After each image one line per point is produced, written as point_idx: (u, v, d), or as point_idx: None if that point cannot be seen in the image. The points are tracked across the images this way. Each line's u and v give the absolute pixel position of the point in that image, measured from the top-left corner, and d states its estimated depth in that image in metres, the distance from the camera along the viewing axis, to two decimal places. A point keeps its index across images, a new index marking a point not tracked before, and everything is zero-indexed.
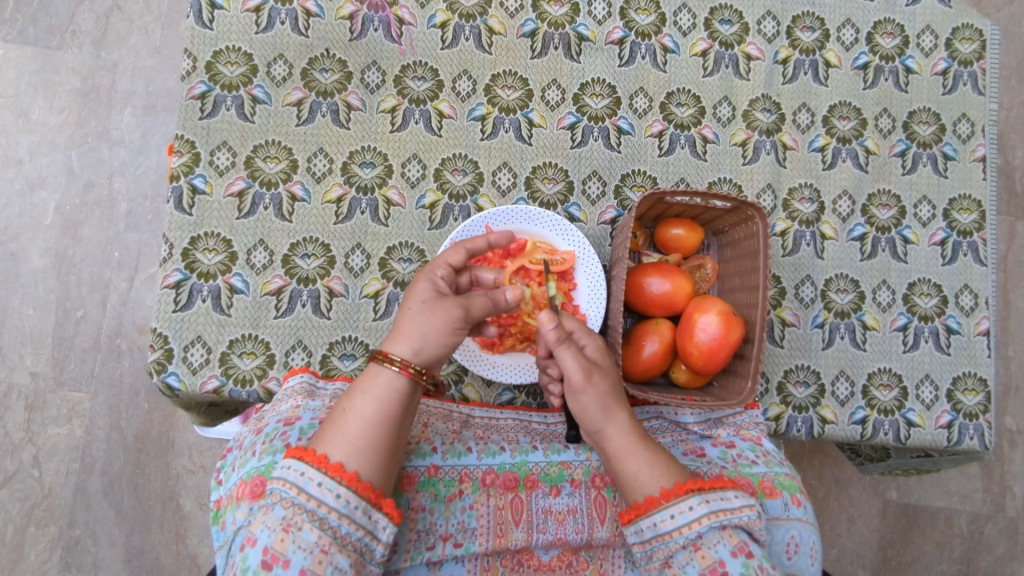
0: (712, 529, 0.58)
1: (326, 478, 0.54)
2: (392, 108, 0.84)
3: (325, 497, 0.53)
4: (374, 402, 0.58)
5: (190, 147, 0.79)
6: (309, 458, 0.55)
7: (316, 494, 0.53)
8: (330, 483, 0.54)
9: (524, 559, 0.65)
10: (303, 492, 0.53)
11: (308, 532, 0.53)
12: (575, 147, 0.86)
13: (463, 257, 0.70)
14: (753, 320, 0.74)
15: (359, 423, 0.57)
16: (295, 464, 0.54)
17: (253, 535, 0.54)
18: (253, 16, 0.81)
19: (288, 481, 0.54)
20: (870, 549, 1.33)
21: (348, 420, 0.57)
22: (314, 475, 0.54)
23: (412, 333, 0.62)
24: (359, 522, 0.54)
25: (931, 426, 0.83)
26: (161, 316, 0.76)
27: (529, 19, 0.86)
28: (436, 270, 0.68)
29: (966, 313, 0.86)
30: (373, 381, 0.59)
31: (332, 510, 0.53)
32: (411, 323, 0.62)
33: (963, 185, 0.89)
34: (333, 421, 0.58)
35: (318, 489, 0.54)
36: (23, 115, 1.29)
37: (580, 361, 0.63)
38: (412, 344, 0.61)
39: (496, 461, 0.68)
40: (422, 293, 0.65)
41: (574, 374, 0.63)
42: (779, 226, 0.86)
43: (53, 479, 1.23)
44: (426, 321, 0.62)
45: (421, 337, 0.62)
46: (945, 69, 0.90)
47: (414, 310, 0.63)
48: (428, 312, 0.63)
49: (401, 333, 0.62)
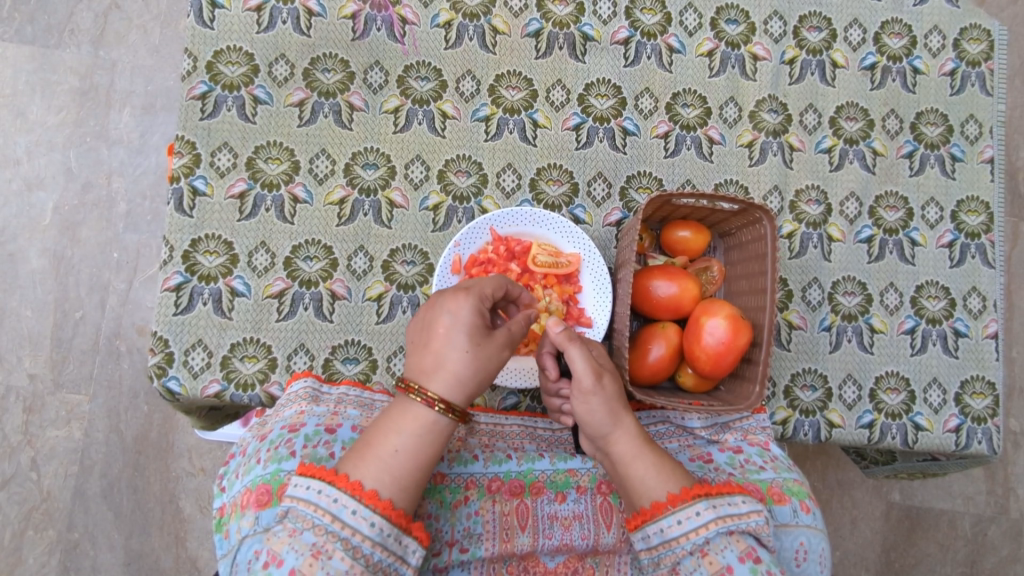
0: (719, 534, 0.57)
1: (361, 506, 0.53)
2: (396, 108, 0.83)
3: (360, 525, 0.53)
4: (422, 441, 0.57)
5: (191, 148, 0.77)
6: (343, 484, 0.53)
7: (351, 522, 0.53)
8: (365, 511, 0.53)
9: (529, 566, 0.64)
10: (337, 519, 0.53)
11: (338, 560, 0.52)
12: (580, 148, 0.85)
13: (502, 288, 0.65)
14: (760, 323, 0.73)
15: (403, 460, 0.56)
16: (327, 489, 0.53)
17: (277, 556, 0.53)
18: (254, 15, 0.80)
19: (321, 506, 0.53)
20: (873, 551, 1.32)
21: (393, 456, 0.56)
22: (348, 502, 0.53)
23: (465, 378, 0.59)
24: (391, 548, 0.54)
25: (939, 430, 0.82)
26: (161, 318, 0.75)
27: (533, 18, 0.85)
28: (481, 296, 0.62)
29: (975, 316, 0.85)
30: (423, 421, 0.57)
31: (366, 538, 0.53)
32: (463, 366, 0.59)
33: (970, 186, 0.88)
34: (371, 450, 0.56)
35: (353, 517, 0.53)
36: (21, 115, 1.27)
37: (591, 363, 0.63)
38: (466, 391, 0.59)
39: (502, 468, 0.67)
40: (472, 329, 0.60)
41: (584, 375, 0.62)
42: (786, 228, 0.85)
43: (52, 481, 1.22)
44: (480, 368, 0.60)
45: (475, 382, 0.60)
46: (953, 70, 0.90)
47: (467, 352, 0.59)
48: (483, 358, 0.60)
49: (453, 375, 0.59)
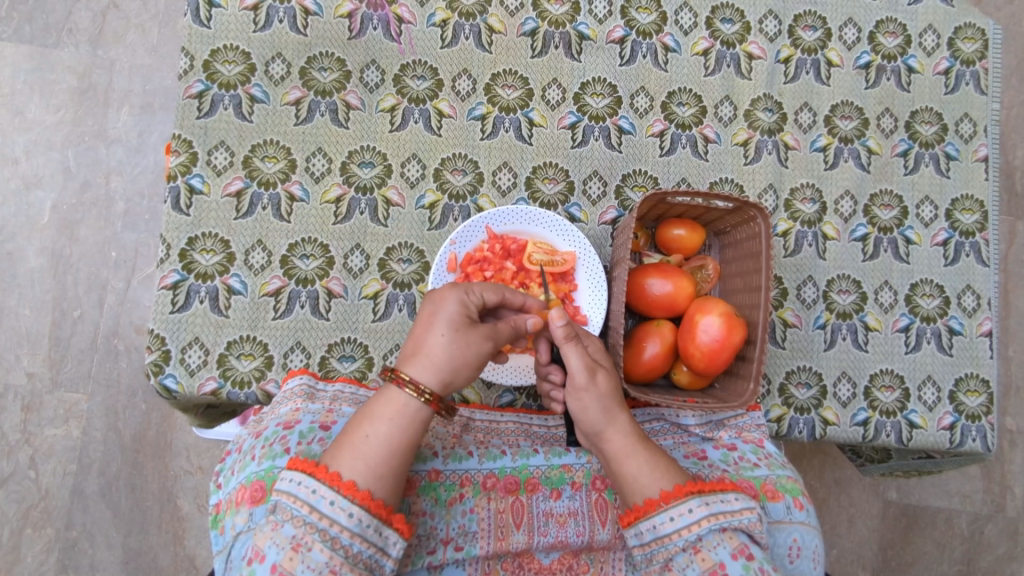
0: (712, 531, 0.58)
1: (338, 496, 0.53)
2: (392, 107, 0.83)
3: (339, 516, 0.53)
4: (400, 430, 0.57)
5: (188, 147, 0.78)
6: (321, 476, 0.54)
7: (329, 513, 0.53)
8: (342, 501, 0.53)
9: (524, 563, 0.65)
10: (315, 510, 0.53)
11: (318, 552, 0.52)
12: (576, 147, 0.85)
13: (496, 294, 0.66)
14: (755, 321, 0.73)
15: (380, 450, 0.56)
16: (306, 481, 0.53)
17: (260, 551, 0.53)
18: (251, 15, 0.81)
19: (299, 498, 0.53)
20: (870, 549, 1.33)
21: (370, 446, 0.56)
22: (325, 493, 0.53)
23: (441, 363, 0.60)
24: (371, 539, 0.54)
25: (933, 428, 0.82)
26: (158, 316, 0.75)
27: (529, 18, 0.86)
28: (466, 289, 0.65)
29: (969, 314, 0.86)
30: (402, 410, 0.57)
31: (344, 529, 0.53)
32: (440, 351, 0.60)
33: (965, 185, 0.88)
34: (350, 441, 0.56)
35: (331, 507, 0.53)
36: (19, 114, 1.28)
37: (585, 360, 0.64)
38: (442, 376, 0.60)
39: (497, 465, 0.67)
40: (453, 318, 0.62)
41: (577, 373, 0.63)
42: (780, 226, 0.86)
43: (50, 480, 1.22)
44: (457, 355, 0.60)
45: (450, 368, 0.60)
46: (947, 69, 0.90)
47: (445, 337, 0.60)
48: (460, 344, 0.61)
49: (431, 360, 0.60)
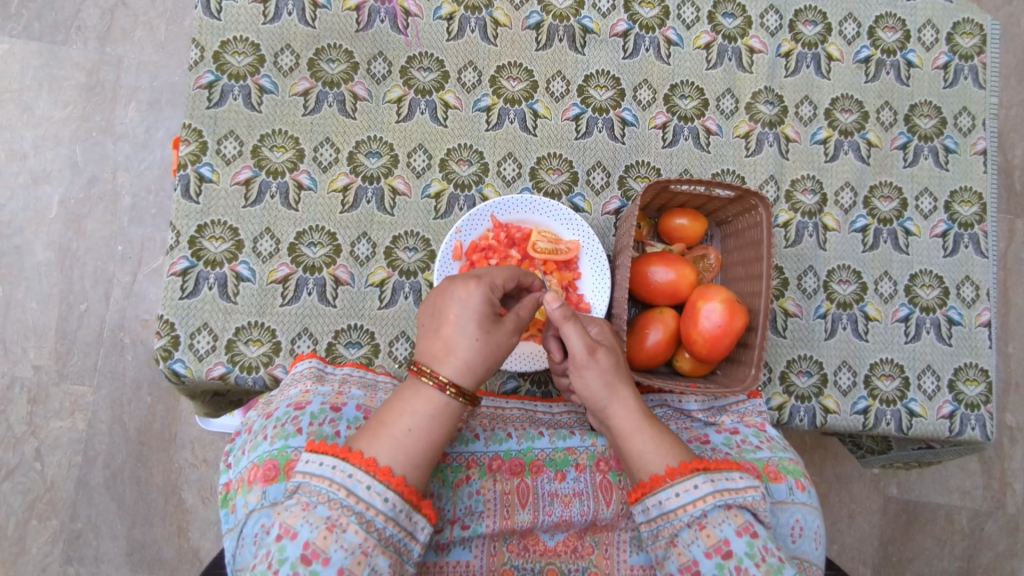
0: (716, 508, 0.58)
1: (375, 482, 0.54)
2: (399, 98, 0.84)
3: (374, 500, 0.53)
4: (435, 425, 0.58)
5: (197, 136, 0.79)
6: (357, 461, 0.54)
7: (365, 497, 0.53)
8: (379, 486, 0.54)
9: (529, 544, 0.65)
10: (351, 494, 0.53)
11: (352, 534, 0.53)
12: (579, 138, 0.87)
13: (512, 281, 0.67)
14: (756, 308, 0.74)
15: (416, 441, 0.57)
16: (342, 465, 0.54)
17: (290, 528, 0.53)
18: (260, 7, 0.82)
19: (335, 481, 0.54)
20: (870, 544, 1.33)
21: (406, 436, 0.57)
22: (362, 478, 0.54)
23: (474, 363, 0.61)
24: (402, 523, 0.54)
25: (933, 416, 0.83)
26: (167, 302, 0.76)
27: (534, 11, 0.87)
28: (491, 285, 0.64)
29: (968, 304, 0.87)
30: (435, 406, 0.59)
31: (379, 513, 0.53)
32: (474, 353, 0.61)
33: (964, 177, 0.90)
34: (386, 427, 0.57)
35: (367, 491, 0.53)
36: (28, 110, 1.29)
37: (586, 339, 0.65)
38: (476, 377, 0.61)
39: (503, 447, 0.69)
40: (481, 317, 0.62)
41: (578, 352, 0.64)
42: (781, 217, 0.87)
43: (55, 472, 1.23)
44: (489, 354, 0.62)
45: (483, 368, 0.62)
46: (946, 63, 0.91)
47: (478, 340, 0.61)
48: (492, 344, 0.62)
49: (463, 361, 0.61)
